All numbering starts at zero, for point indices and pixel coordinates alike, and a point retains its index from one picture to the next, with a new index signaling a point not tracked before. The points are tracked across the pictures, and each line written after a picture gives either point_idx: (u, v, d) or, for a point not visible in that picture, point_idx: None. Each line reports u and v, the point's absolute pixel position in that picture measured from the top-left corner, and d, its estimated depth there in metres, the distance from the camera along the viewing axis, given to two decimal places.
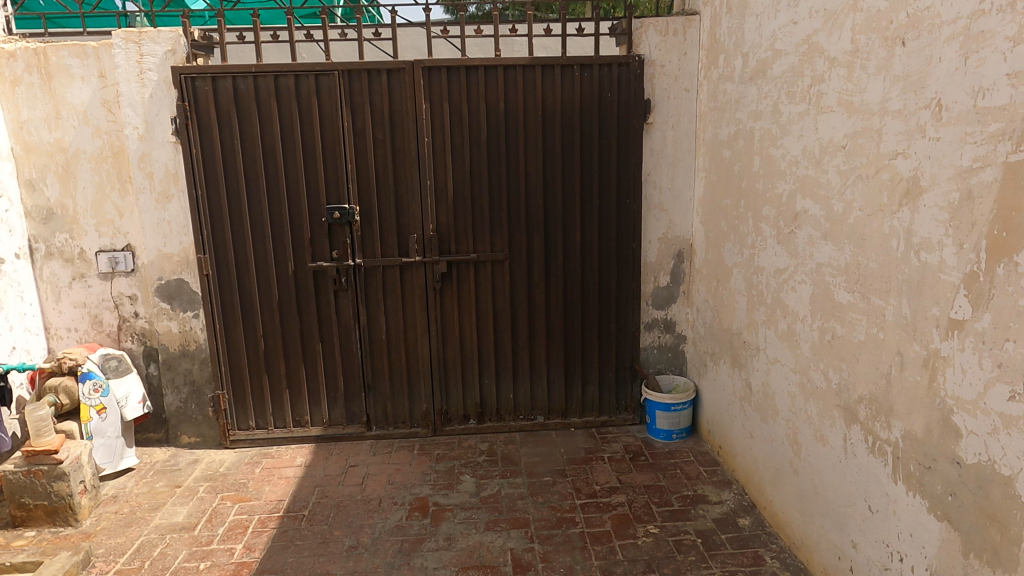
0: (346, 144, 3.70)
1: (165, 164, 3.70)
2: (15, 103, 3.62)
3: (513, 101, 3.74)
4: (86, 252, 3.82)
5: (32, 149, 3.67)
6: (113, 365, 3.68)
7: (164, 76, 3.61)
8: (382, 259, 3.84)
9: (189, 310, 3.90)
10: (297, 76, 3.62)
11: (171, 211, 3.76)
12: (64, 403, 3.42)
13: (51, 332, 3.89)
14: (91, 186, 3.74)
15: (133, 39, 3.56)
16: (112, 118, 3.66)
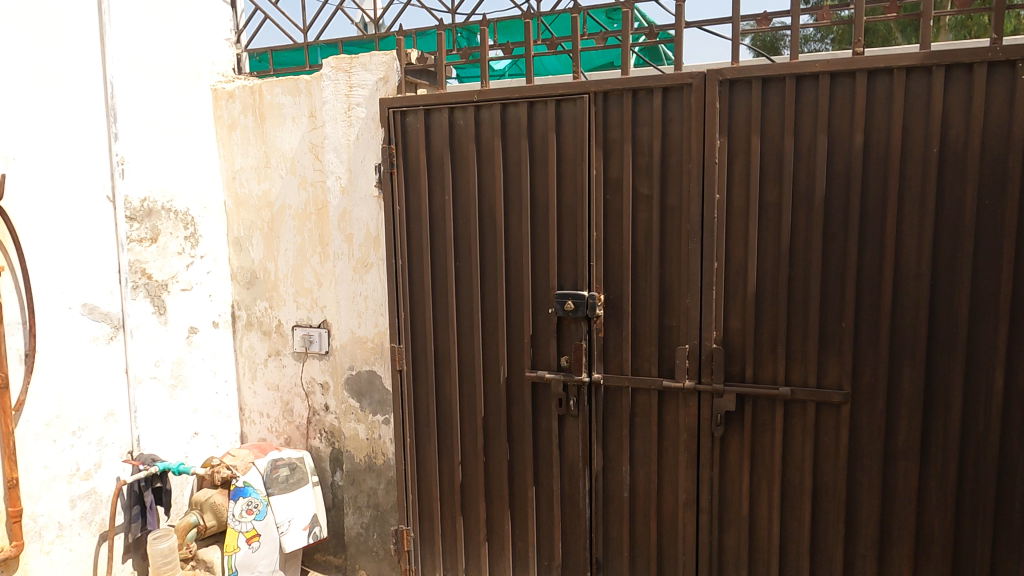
0: (592, 203, 2.47)
1: (366, 224, 2.90)
2: (231, 150, 3.21)
3: (880, 132, 2.13)
4: (282, 324, 3.23)
5: (241, 203, 3.23)
6: (283, 476, 2.94)
7: (373, 113, 2.82)
8: (632, 378, 2.49)
9: (378, 413, 3.00)
10: (532, 103, 2.52)
11: (369, 283, 2.94)
12: (208, 524, 2.87)
13: (245, 415, 3.41)
14: (293, 248, 3.13)
15: (344, 67, 2.85)
16: (317, 167, 3.00)
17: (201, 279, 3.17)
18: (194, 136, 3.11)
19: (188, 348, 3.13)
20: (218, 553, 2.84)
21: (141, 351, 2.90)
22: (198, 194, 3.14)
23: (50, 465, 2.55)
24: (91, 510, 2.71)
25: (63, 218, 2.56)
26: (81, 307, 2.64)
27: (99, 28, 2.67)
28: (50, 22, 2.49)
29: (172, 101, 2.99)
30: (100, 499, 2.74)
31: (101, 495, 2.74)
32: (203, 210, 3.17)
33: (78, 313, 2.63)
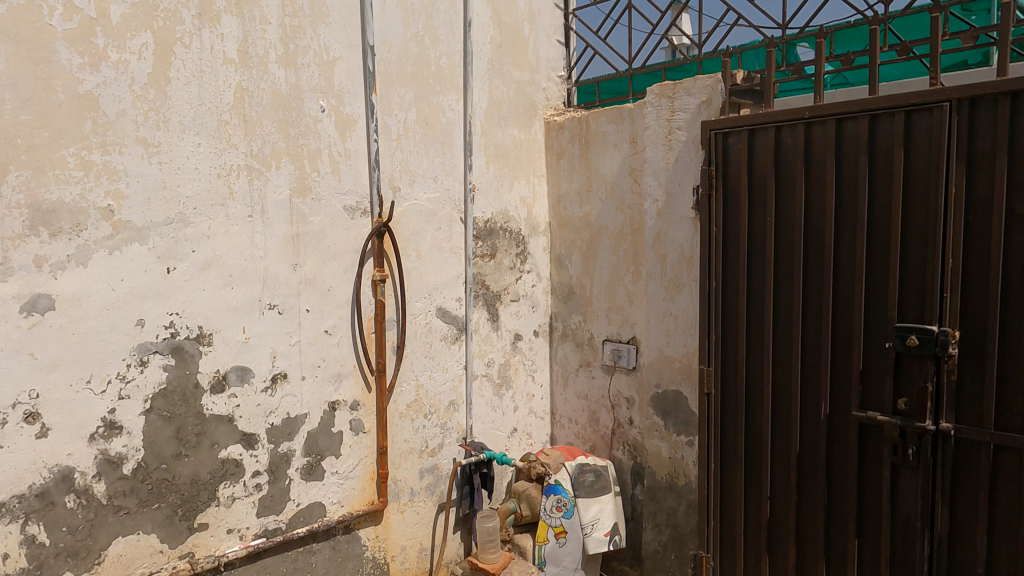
0: (948, 226, 2.15)
1: (681, 246, 2.94)
2: (559, 176, 3.53)
3: None
4: (594, 337, 3.44)
5: (564, 224, 3.53)
6: (588, 481, 3.16)
7: (694, 135, 2.85)
8: (995, 434, 2.09)
9: (683, 433, 3.00)
10: (875, 116, 2.30)
11: (680, 303, 2.97)
12: (523, 513, 3.15)
13: (556, 419, 3.70)
14: (608, 266, 3.32)
15: (667, 93, 2.94)
16: (636, 190, 3.14)
17: (527, 292, 3.54)
18: (529, 164, 3.50)
19: (514, 352, 3.51)
20: (531, 541, 3.11)
21: (478, 352, 3.34)
22: (530, 216, 3.52)
23: (408, 439, 3.09)
24: (434, 482, 3.20)
25: (429, 236, 3.10)
26: (437, 310, 3.16)
27: (464, 77, 3.16)
28: (430, 76, 3.04)
29: (513, 135, 3.41)
30: (441, 475, 3.23)
31: (442, 471, 3.23)
32: (532, 230, 3.54)
33: (435, 315, 3.15)
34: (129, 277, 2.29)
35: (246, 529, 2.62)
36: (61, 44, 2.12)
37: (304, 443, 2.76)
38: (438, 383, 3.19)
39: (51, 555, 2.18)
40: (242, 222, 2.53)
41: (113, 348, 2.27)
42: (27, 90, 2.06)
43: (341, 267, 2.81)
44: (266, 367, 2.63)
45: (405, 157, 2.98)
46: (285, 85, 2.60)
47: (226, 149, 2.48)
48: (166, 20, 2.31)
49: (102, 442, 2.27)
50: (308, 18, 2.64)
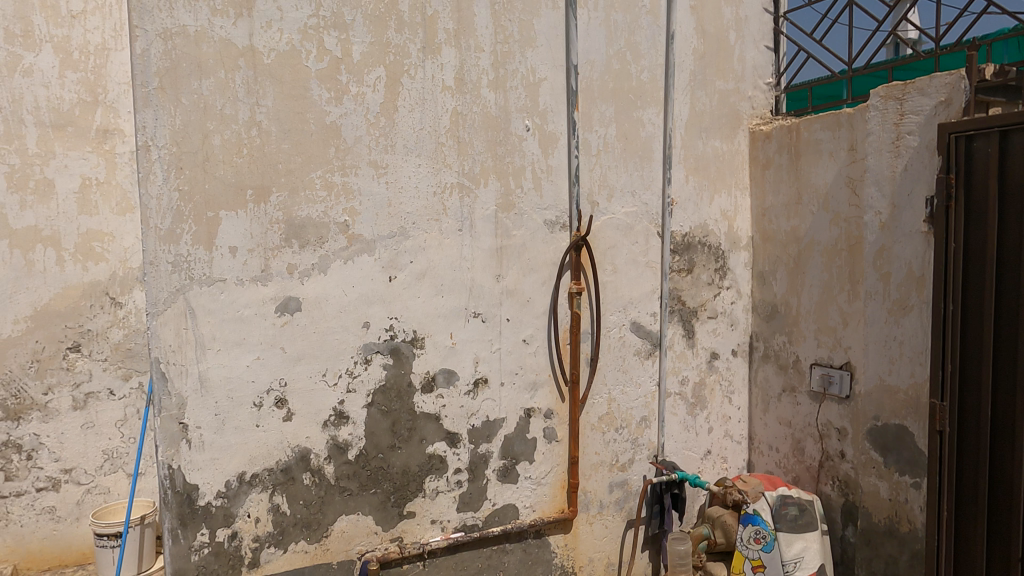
0: None
1: (909, 263, 2.63)
2: (764, 188, 3.35)
3: None
4: (801, 360, 3.20)
5: (769, 238, 3.34)
6: (791, 514, 2.94)
7: (928, 140, 2.55)
8: None
9: (907, 474, 2.67)
10: None
11: (906, 327, 2.66)
12: (717, 540, 3.00)
13: (754, 445, 3.49)
14: (819, 284, 3.08)
15: (895, 95, 2.66)
16: (855, 202, 2.87)
17: (726, 309, 3.40)
18: (731, 176, 3.36)
19: (710, 371, 3.38)
20: (725, 571, 2.96)
21: (672, 369, 3.26)
22: (730, 230, 3.38)
23: (599, 452, 3.11)
24: (623, 497, 3.18)
25: (626, 250, 3.10)
26: (632, 324, 3.15)
27: (665, 90, 3.13)
28: (631, 91, 3.05)
29: (715, 147, 3.30)
30: (630, 491, 3.20)
31: (632, 487, 3.20)
32: (733, 244, 3.40)
33: (629, 329, 3.14)
34: (359, 284, 2.58)
35: (447, 522, 2.80)
36: (314, 82, 2.46)
37: (501, 446, 2.89)
38: (631, 398, 3.17)
39: (291, 523, 2.53)
40: (453, 236, 2.73)
41: (344, 347, 2.57)
42: (288, 123, 2.43)
43: (540, 279, 2.92)
44: (469, 371, 2.81)
45: (604, 172, 3.02)
46: (495, 107, 2.77)
47: (442, 169, 2.70)
48: (396, 55, 2.59)
49: (333, 429, 2.58)
50: (517, 43, 2.79)
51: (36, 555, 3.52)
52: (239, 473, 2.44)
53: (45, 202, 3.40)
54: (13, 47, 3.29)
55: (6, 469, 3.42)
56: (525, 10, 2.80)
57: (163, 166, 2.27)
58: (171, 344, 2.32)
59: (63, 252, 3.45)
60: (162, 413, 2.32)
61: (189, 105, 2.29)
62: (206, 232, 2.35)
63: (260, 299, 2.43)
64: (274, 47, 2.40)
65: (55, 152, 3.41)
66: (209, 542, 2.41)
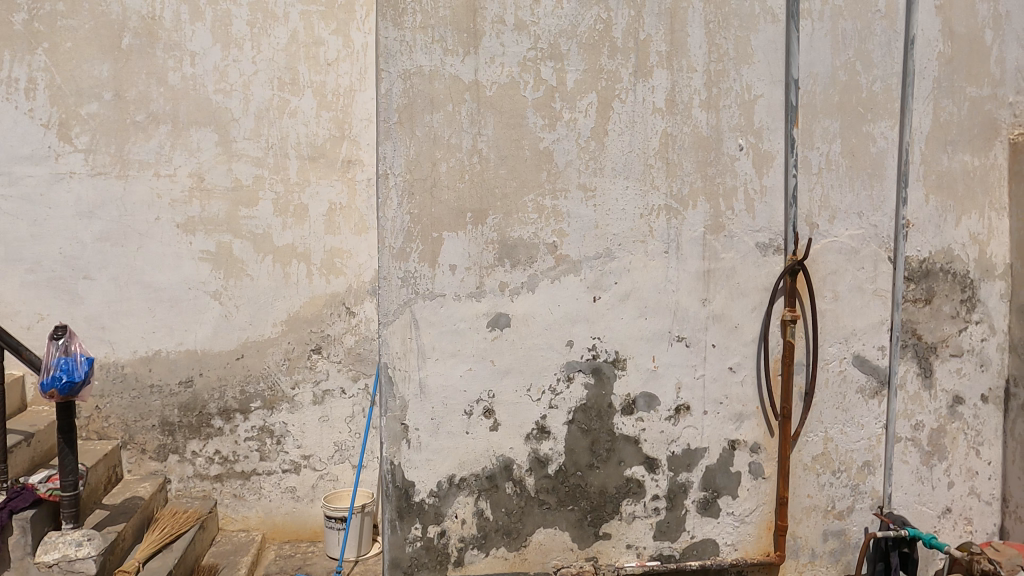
0: None
1: None
2: None
3: None
4: None
5: None
6: None
7: None
8: None
9: None
10: None
11: None
12: None
13: (1010, 508, 2.97)
14: None
15: None
16: None
17: (974, 347, 2.95)
18: (984, 195, 2.93)
19: (951, 418, 2.95)
20: None
21: (903, 411, 2.90)
22: (982, 256, 2.94)
23: (813, 495, 2.85)
24: (840, 549, 2.88)
25: (850, 276, 2.84)
26: (855, 358, 2.86)
27: (902, 101, 2.83)
28: (861, 104, 2.80)
29: (965, 161, 2.90)
30: (848, 542, 2.89)
31: (851, 539, 2.88)
32: (985, 272, 2.95)
33: (851, 363, 2.86)
34: (564, 303, 2.66)
35: (643, 548, 2.75)
36: (530, 111, 2.60)
37: (702, 477, 2.78)
38: (852, 440, 2.87)
39: (493, 529, 2.66)
40: (659, 258, 2.71)
41: (548, 364, 2.65)
42: (506, 150, 2.60)
43: (750, 305, 2.78)
44: (671, 397, 2.75)
45: (825, 192, 2.80)
46: (706, 127, 2.71)
47: (649, 191, 2.69)
48: (609, 80, 2.64)
49: (535, 442, 2.67)
50: (732, 61, 2.71)
51: (280, 527, 4.08)
52: (449, 475, 2.62)
53: (301, 224, 3.97)
54: (283, 94, 3.90)
55: (261, 449, 4.03)
56: (742, 26, 2.71)
57: (398, 192, 2.55)
58: (397, 351, 2.58)
59: (313, 266, 4.00)
60: (387, 413, 2.59)
61: (421, 137, 2.55)
62: (431, 251, 2.58)
63: (474, 314, 2.61)
64: (496, 80, 2.58)
65: (310, 181, 3.96)
66: (421, 536, 2.62)
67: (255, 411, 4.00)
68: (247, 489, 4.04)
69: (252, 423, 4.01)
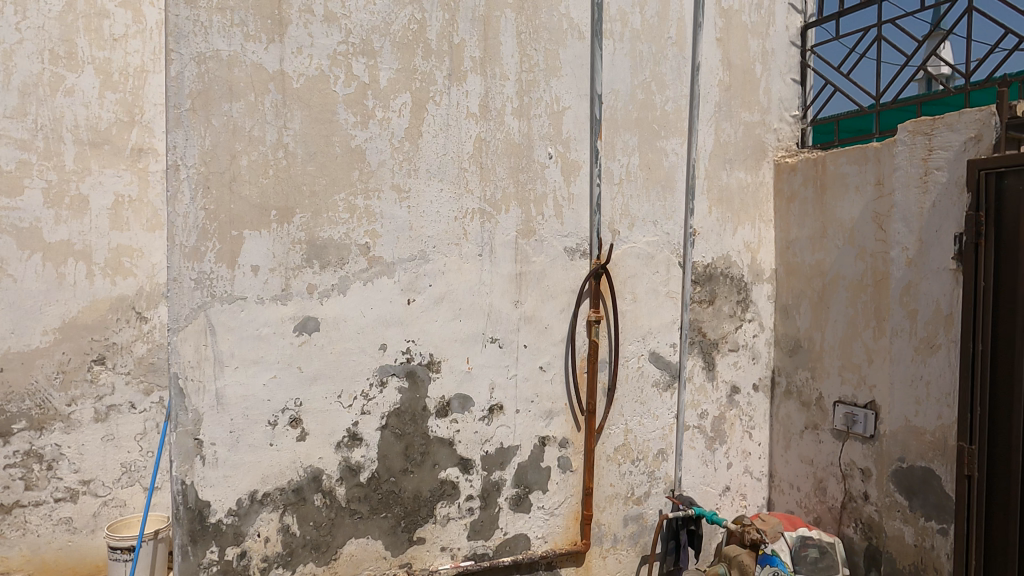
0: None
1: (936, 301, 2.57)
2: (788, 221, 3.31)
3: None
4: (824, 398, 3.13)
5: (793, 272, 3.29)
6: (810, 557, 2.91)
7: (957, 176, 2.50)
8: None
9: (933, 519, 2.58)
10: None
11: (932, 367, 2.59)
12: None
13: (775, 482, 3.41)
14: (843, 320, 3.02)
15: (923, 130, 2.62)
16: (880, 237, 2.83)
17: (747, 342, 3.35)
18: (755, 208, 3.33)
19: (730, 406, 3.32)
20: None
21: (691, 401, 3.21)
22: (753, 262, 3.34)
23: (614, 484, 3.05)
24: (638, 531, 3.11)
25: (646, 279, 3.08)
26: (651, 354, 3.11)
27: (689, 121, 3.13)
28: (655, 121, 3.05)
29: (740, 178, 3.28)
30: (645, 525, 3.13)
31: (647, 521, 3.13)
32: (755, 276, 3.35)
33: (647, 359, 3.11)
34: (378, 306, 2.59)
35: (457, 550, 2.77)
36: (341, 106, 2.51)
37: (514, 474, 2.86)
38: (648, 430, 3.11)
39: (300, 544, 2.52)
40: (473, 260, 2.74)
41: (360, 368, 2.57)
42: (314, 146, 2.48)
43: (558, 306, 2.91)
44: (485, 398, 2.79)
45: (626, 201, 3.02)
46: (518, 134, 2.79)
47: (463, 194, 2.72)
48: (423, 81, 2.63)
49: (346, 450, 2.57)
50: (542, 72, 2.82)
51: (51, 565, 3.55)
52: (251, 491, 2.44)
53: (80, 218, 3.47)
54: (56, 70, 3.41)
55: (26, 478, 3.48)
56: (551, 40, 2.83)
57: (191, 185, 2.32)
58: (190, 359, 2.35)
59: (94, 266, 3.54)
60: (178, 428, 2.34)
61: (218, 127, 2.35)
62: (229, 250, 2.39)
63: (279, 318, 2.46)
64: (304, 72, 2.45)
65: (91, 170, 3.51)
66: (218, 560, 2.41)
67: (18, 434, 3.44)
68: (7, 525, 3.46)
69: (15, 447, 3.45)
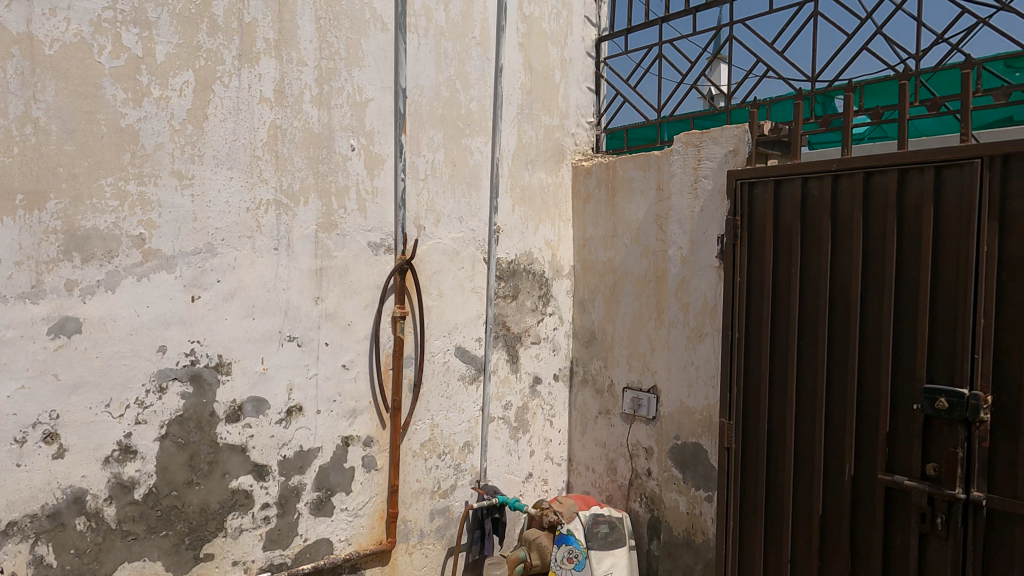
0: (982, 287, 2.05)
1: (704, 295, 2.90)
2: (584, 220, 3.54)
3: None
4: (614, 384, 3.39)
5: (589, 268, 3.53)
6: (602, 532, 3.10)
7: (720, 184, 2.83)
8: None
9: (701, 488, 2.92)
10: (903, 170, 2.23)
11: (701, 353, 2.92)
12: (534, 561, 3.06)
13: (573, 466, 3.63)
14: (631, 312, 3.29)
15: (694, 142, 2.93)
16: (660, 237, 3.12)
17: (549, 335, 3.53)
18: (555, 208, 3.52)
19: (532, 396, 3.48)
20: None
21: (496, 394, 3.32)
22: (554, 259, 3.53)
23: (421, 479, 3.06)
24: (444, 524, 3.15)
25: (452, 275, 3.12)
26: (456, 349, 3.16)
27: (493, 121, 3.22)
28: (460, 119, 3.10)
29: (541, 178, 3.45)
30: (452, 517, 3.18)
31: (454, 513, 3.19)
32: (556, 272, 3.54)
33: (454, 354, 3.15)
34: (155, 304, 2.34)
35: (251, 562, 2.60)
36: (107, 80, 2.22)
37: (315, 477, 2.75)
38: (454, 424, 3.16)
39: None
40: (268, 254, 2.58)
41: (133, 373, 2.31)
42: (73, 123, 2.17)
43: (362, 302, 2.84)
44: (282, 399, 2.65)
45: (431, 197, 3.03)
46: (317, 124, 2.68)
47: (256, 184, 2.55)
48: (208, 59, 2.42)
49: (116, 465, 2.29)
50: (343, 61, 2.73)
51: None
52: None
53: None
54: None
55: None
56: (353, 28, 2.75)
57: None
58: None
59: None
60: None
61: None
62: None
63: (27, 319, 2.12)
64: (58, 37, 2.13)
65: None
66: None
67: None
68: None
69: None
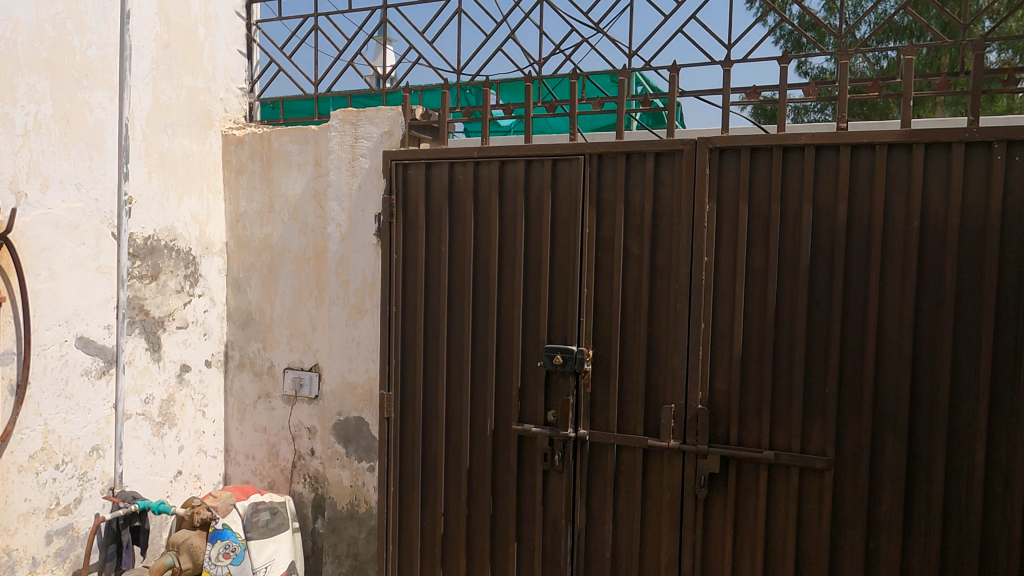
0: (585, 261, 2.49)
1: (363, 271, 2.96)
2: (237, 193, 3.31)
3: (835, 202, 2.18)
4: (274, 366, 3.26)
5: (243, 245, 3.31)
6: (262, 520, 2.96)
7: (376, 164, 2.92)
8: (617, 435, 2.47)
9: (363, 459, 3.01)
10: (529, 161, 2.57)
11: (361, 329, 2.99)
12: (183, 566, 2.81)
13: (230, 457, 3.41)
14: (290, 291, 3.19)
15: (350, 120, 2.96)
16: (319, 214, 3.09)
17: (198, 318, 3.22)
18: (202, 179, 3.21)
19: (179, 386, 3.15)
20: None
21: (133, 387, 2.92)
22: (202, 235, 3.22)
23: (31, 499, 2.54)
24: (67, 546, 2.68)
25: (67, 253, 2.62)
26: (77, 340, 2.68)
27: (119, 74, 2.79)
28: (73, 67, 2.61)
29: (183, 145, 3.11)
30: (76, 536, 2.72)
31: (79, 531, 2.72)
32: (205, 250, 3.24)
33: (74, 346, 2.67)
34: None
35: None
36: None
37: None
38: (77, 427, 2.69)
39: None
40: None
41: None
42: None
43: None
44: None
45: (34, 157, 2.49)
46: None
47: None
48: None
49: None
50: None
51: None
52: None
53: None
54: None
55: None
56: None
57: None
58: None
59: None
60: None
61: None
62: None
63: None
64: None
65: None
66: None
67: None
68: None
69: None
